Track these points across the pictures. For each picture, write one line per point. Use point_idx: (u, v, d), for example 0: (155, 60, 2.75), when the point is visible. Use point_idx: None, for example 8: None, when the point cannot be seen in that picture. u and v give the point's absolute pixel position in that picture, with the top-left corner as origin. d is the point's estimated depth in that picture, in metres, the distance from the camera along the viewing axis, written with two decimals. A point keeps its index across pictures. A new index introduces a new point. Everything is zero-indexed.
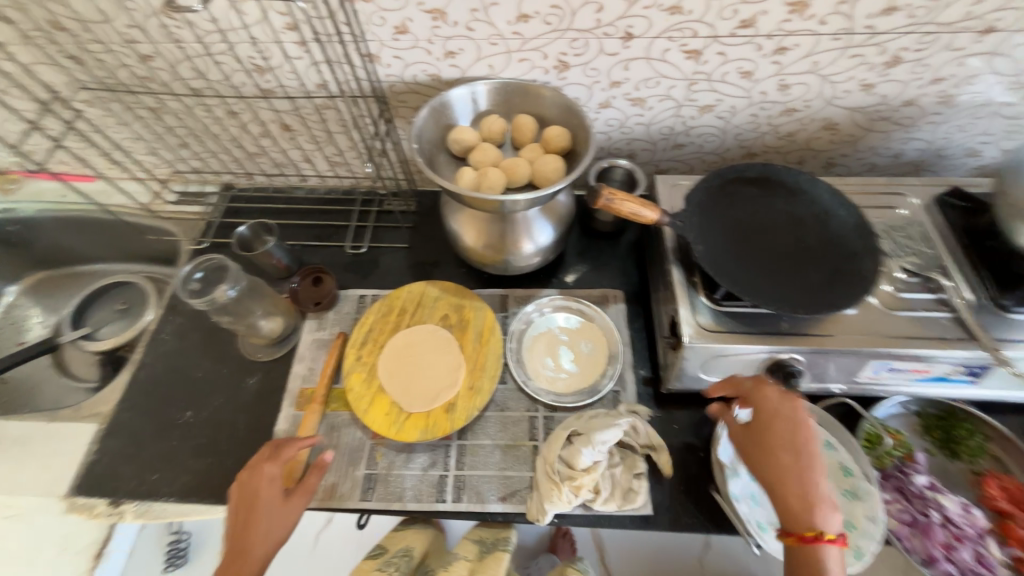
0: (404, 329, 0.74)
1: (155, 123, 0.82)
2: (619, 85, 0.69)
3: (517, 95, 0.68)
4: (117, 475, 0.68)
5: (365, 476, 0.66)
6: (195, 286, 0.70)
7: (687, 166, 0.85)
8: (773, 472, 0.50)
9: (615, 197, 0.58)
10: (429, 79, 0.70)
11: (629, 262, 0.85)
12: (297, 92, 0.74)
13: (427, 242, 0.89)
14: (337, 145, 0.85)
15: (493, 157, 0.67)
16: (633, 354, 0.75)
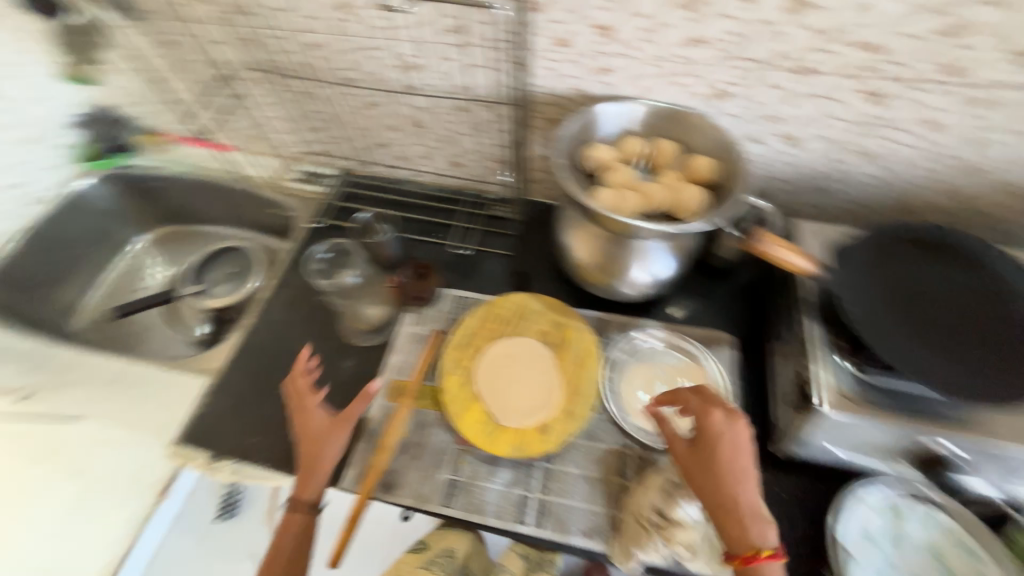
0: (503, 338, 0.72)
1: (302, 105, 0.88)
2: (775, 119, 0.66)
3: (664, 120, 0.67)
4: (220, 430, 0.72)
5: (447, 481, 0.65)
6: (321, 266, 0.86)
7: (824, 214, 0.78)
8: (710, 496, 0.50)
9: (768, 239, 0.55)
10: (573, 93, 0.70)
11: (743, 304, 0.78)
12: (441, 91, 0.76)
13: (530, 252, 0.87)
14: (460, 146, 0.86)
15: (629, 178, 0.64)
16: (740, 406, 0.68)
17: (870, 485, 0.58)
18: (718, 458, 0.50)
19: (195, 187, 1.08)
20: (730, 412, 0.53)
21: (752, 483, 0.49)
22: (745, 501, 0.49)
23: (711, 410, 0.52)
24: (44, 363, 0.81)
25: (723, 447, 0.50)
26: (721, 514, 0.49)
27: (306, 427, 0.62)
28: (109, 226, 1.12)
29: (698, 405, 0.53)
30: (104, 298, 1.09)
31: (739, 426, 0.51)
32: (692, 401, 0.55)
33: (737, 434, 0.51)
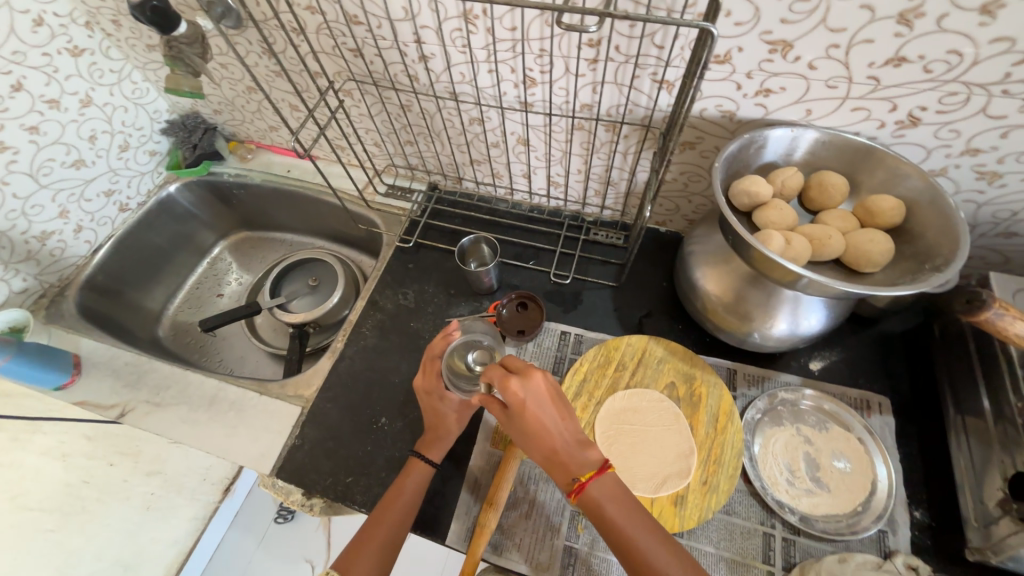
0: (623, 388, 0.65)
1: (396, 117, 0.82)
2: (975, 154, 0.55)
3: (833, 150, 0.57)
4: (315, 468, 0.68)
5: (565, 548, 0.59)
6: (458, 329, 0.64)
7: (1000, 258, 0.67)
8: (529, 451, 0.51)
9: (1008, 313, 0.43)
10: (719, 115, 0.61)
11: (894, 360, 0.68)
12: (559, 108, 0.68)
13: (637, 285, 0.80)
14: (567, 166, 0.79)
15: (791, 219, 0.56)
16: (904, 487, 0.59)
17: None
18: (526, 421, 0.50)
19: (278, 197, 1.06)
20: (528, 370, 0.51)
21: (557, 431, 0.49)
22: (560, 448, 0.49)
23: (504, 377, 0.50)
24: (135, 381, 0.78)
25: (518, 404, 0.50)
26: (547, 463, 0.50)
27: (434, 409, 0.63)
28: (192, 230, 1.11)
29: (495, 375, 0.51)
30: (184, 305, 1.09)
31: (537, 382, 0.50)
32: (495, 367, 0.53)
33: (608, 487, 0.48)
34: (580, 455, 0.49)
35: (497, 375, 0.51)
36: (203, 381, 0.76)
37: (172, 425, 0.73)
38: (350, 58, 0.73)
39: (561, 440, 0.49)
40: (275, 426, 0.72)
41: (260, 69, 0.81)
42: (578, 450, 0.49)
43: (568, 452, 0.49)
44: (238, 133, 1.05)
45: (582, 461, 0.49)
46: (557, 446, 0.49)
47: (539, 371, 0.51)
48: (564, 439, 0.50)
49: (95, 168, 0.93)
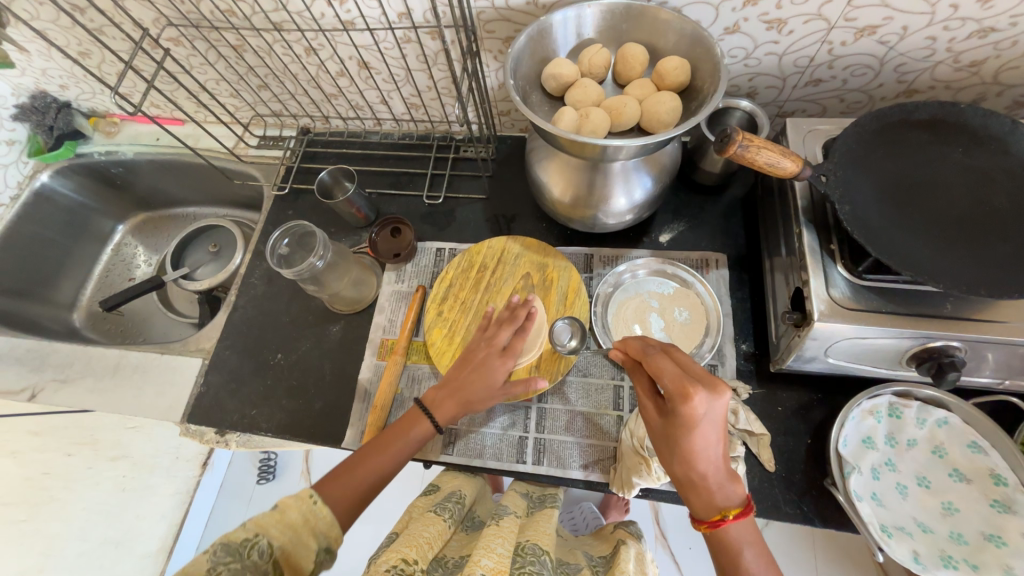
0: (486, 287, 0.70)
1: (236, 62, 0.80)
2: (756, 2, 0.57)
3: (627, 21, 0.58)
4: (222, 408, 0.74)
5: (446, 431, 0.66)
6: (293, 252, 0.71)
7: (819, 108, 0.72)
8: (670, 460, 0.47)
9: (751, 144, 0.47)
10: (524, 3, 0.62)
11: (733, 221, 0.74)
12: (378, 22, 0.68)
13: (506, 193, 0.83)
14: (415, 85, 0.79)
15: (594, 95, 0.58)
16: (734, 326, 0.67)
17: (877, 394, 0.57)
18: (690, 437, 0.44)
19: (156, 168, 1.04)
20: (713, 385, 0.45)
21: (715, 451, 0.45)
22: (708, 475, 0.46)
23: (693, 393, 0.44)
24: (41, 363, 0.82)
25: (694, 422, 0.44)
26: (684, 485, 0.47)
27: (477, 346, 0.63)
28: (85, 219, 1.09)
29: (674, 375, 0.46)
30: (96, 293, 1.09)
31: (723, 404, 0.44)
32: (674, 365, 0.47)
33: (738, 533, 0.46)
34: (726, 480, 0.46)
35: (665, 376, 0.47)
36: (105, 353, 0.80)
37: (83, 397, 0.78)
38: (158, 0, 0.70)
39: (704, 476, 0.46)
40: (180, 380, 0.77)
41: (80, 31, 0.79)
42: (727, 480, 0.46)
43: (716, 479, 0.46)
44: (95, 107, 1.02)
45: (727, 493, 0.46)
46: (710, 468, 0.45)
47: (728, 393, 0.44)
48: (720, 466, 0.46)
49: None
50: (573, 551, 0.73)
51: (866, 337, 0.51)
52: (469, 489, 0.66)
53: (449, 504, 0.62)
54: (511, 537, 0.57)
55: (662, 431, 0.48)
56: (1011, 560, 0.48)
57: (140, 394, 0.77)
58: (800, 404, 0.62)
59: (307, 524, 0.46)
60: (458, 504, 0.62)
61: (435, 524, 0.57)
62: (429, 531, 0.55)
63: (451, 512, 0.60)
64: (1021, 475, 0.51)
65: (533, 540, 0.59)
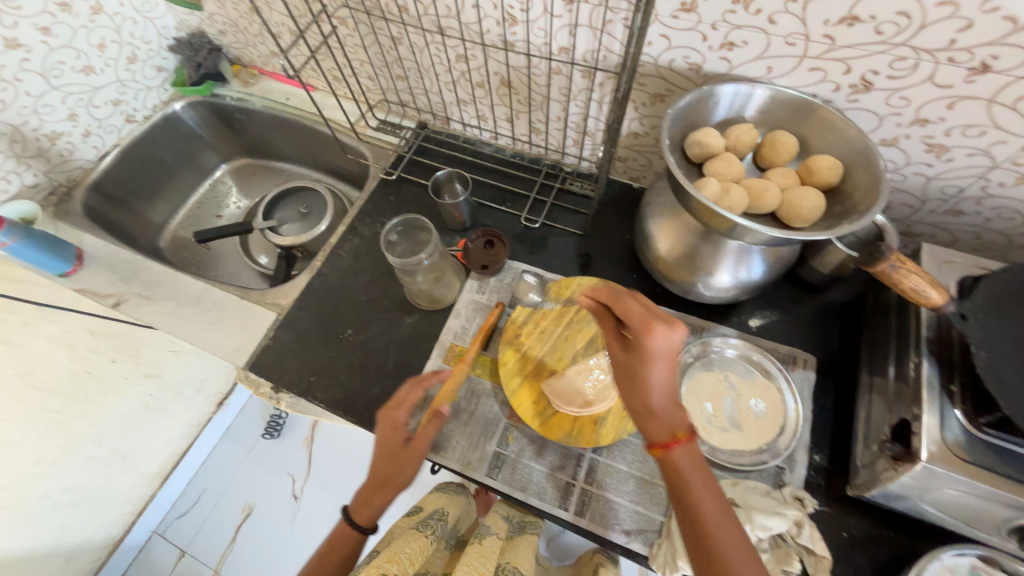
0: (567, 322, 0.70)
1: (388, 50, 0.84)
2: (924, 124, 0.56)
3: (788, 109, 0.59)
4: (283, 366, 0.75)
5: (494, 453, 0.66)
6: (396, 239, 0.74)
7: (948, 237, 0.70)
8: (627, 389, 0.49)
9: (902, 265, 0.47)
10: (687, 67, 0.63)
11: (829, 325, 0.72)
12: (537, 50, 0.70)
13: (602, 235, 0.83)
14: (546, 112, 0.81)
15: (737, 172, 0.58)
16: (811, 434, 0.65)
17: (962, 552, 0.53)
18: (646, 369, 0.47)
19: (276, 124, 1.10)
20: (667, 321, 0.46)
21: (663, 378, 0.47)
22: (663, 402, 0.47)
23: (652, 326, 0.46)
24: (130, 276, 0.86)
25: (649, 355, 0.46)
26: (637, 413, 0.49)
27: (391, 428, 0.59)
28: (196, 151, 1.16)
29: (641, 314, 0.47)
30: (184, 221, 1.15)
31: (679, 337, 0.45)
32: (639, 304, 0.48)
33: (688, 467, 0.46)
34: (673, 412, 0.47)
35: (635, 315, 0.47)
36: (189, 282, 0.84)
37: (159, 317, 0.81)
38: None
39: (656, 399, 0.47)
40: (251, 328, 0.79)
41: None
42: (672, 406, 0.47)
43: (663, 405, 0.47)
44: (241, 57, 1.09)
45: (674, 418, 0.47)
46: (661, 397, 0.47)
47: (683, 327, 0.46)
48: (670, 394, 0.47)
49: (103, 76, 0.97)
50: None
51: (971, 492, 0.48)
52: (451, 508, 0.68)
53: (432, 520, 0.62)
54: (492, 558, 0.56)
55: (624, 366, 0.49)
56: None
57: (209, 331, 0.80)
58: (866, 536, 0.59)
59: None
60: (439, 521, 0.62)
61: (417, 539, 0.56)
62: (411, 545, 0.54)
63: (432, 528, 0.60)
64: None
65: (513, 562, 0.59)
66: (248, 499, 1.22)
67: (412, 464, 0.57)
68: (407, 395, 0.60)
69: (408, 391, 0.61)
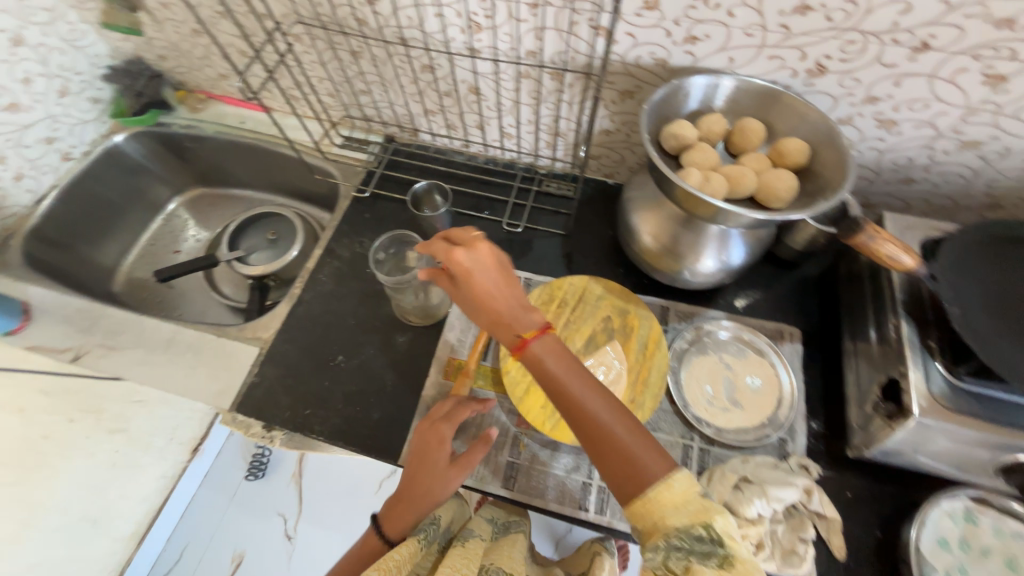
0: (565, 323, 0.70)
1: (349, 65, 0.82)
2: (875, 101, 0.61)
3: (754, 97, 0.61)
4: (273, 402, 0.71)
5: (507, 464, 0.65)
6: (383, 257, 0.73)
7: (903, 204, 0.75)
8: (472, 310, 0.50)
9: (879, 235, 0.50)
10: (654, 63, 0.65)
11: (809, 298, 0.76)
12: (504, 55, 0.71)
13: (585, 233, 0.84)
14: (517, 116, 0.81)
15: (714, 161, 0.60)
16: (806, 402, 0.68)
17: (955, 496, 0.57)
18: (466, 283, 0.49)
19: (232, 150, 1.05)
20: (474, 242, 0.50)
21: (491, 289, 0.49)
22: (501, 311, 0.49)
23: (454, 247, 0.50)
24: (88, 325, 0.79)
25: (464, 270, 0.49)
26: (493, 329, 0.49)
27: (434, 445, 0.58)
28: (145, 185, 1.08)
29: (443, 245, 0.50)
30: (139, 260, 1.08)
31: (484, 253, 0.50)
32: (448, 237, 0.52)
33: (557, 375, 0.46)
34: (520, 317, 0.48)
35: (440, 246, 0.51)
36: (156, 325, 0.78)
37: (128, 367, 0.75)
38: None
39: (497, 307, 0.49)
40: (232, 366, 0.75)
41: (204, 11, 0.81)
42: (520, 311, 0.48)
43: (507, 316, 0.48)
44: (185, 81, 1.03)
45: (523, 322, 0.48)
46: (496, 307, 0.49)
47: (486, 244, 0.50)
48: (507, 304, 0.49)
49: (32, 112, 0.89)
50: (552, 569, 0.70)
51: (959, 438, 0.52)
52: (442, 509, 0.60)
53: (424, 524, 0.56)
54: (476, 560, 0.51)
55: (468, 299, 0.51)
56: None
57: (186, 375, 0.74)
58: (869, 494, 0.62)
59: None
60: (431, 525, 0.56)
61: (407, 545, 0.52)
62: (398, 555, 0.50)
63: (426, 534, 0.55)
64: None
65: (498, 563, 0.53)
66: (237, 548, 1.12)
67: (451, 483, 0.56)
68: (458, 413, 0.60)
69: (457, 409, 0.60)
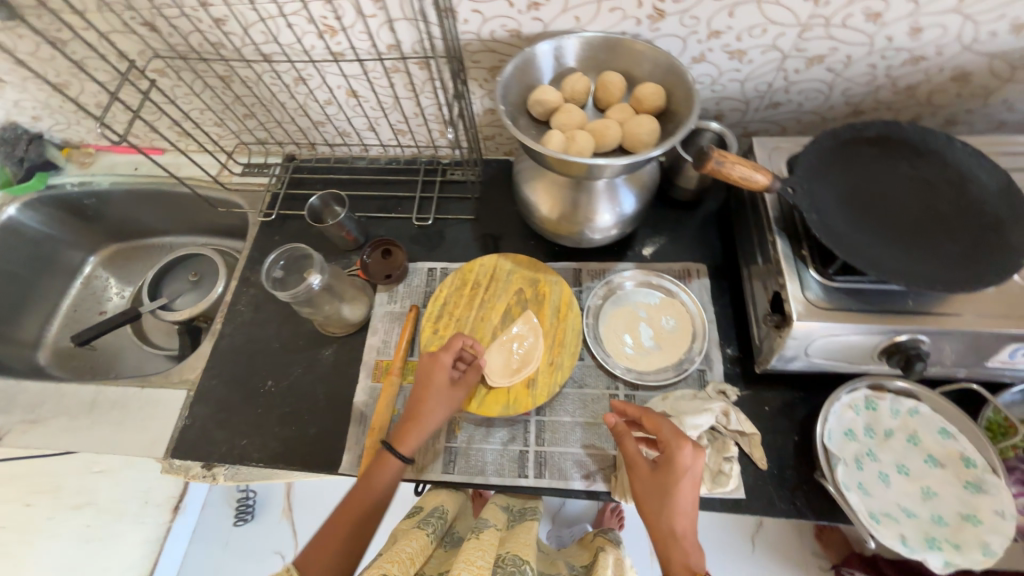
0: (479, 303, 0.72)
1: (223, 92, 0.81)
2: (718, 35, 0.63)
3: (606, 50, 0.63)
4: (208, 440, 0.71)
5: (445, 449, 0.66)
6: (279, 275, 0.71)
7: (779, 127, 0.79)
8: (666, 514, 0.51)
9: (725, 159, 0.52)
10: (508, 35, 0.66)
11: (711, 233, 0.79)
12: (367, 53, 0.70)
13: (494, 213, 0.86)
14: (402, 112, 0.82)
15: (579, 119, 0.62)
16: (719, 331, 0.71)
17: (854, 387, 0.61)
18: (678, 485, 0.52)
19: (134, 199, 1.02)
20: (683, 442, 0.54)
21: (690, 497, 0.52)
22: (688, 532, 0.51)
23: (684, 439, 0.53)
24: (7, 404, 0.77)
25: (682, 471, 0.52)
26: (658, 540, 0.52)
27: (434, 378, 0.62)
28: (53, 252, 1.05)
29: (671, 429, 0.54)
30: (64, 329, 1.04)
31: (701, 460, 0.53)
32: (658, 419, 0.56)
33: (687, 545, 0.51)
34: (693, 546, 0.51)
35: (666, 427, 0.55)
36: (77, 389, 0.76)
37: (55, 437, 0.73)
38: (146, 33, 0.70)
39: (677, 526, 0.51)
40: (163, 413, 0.74)
41: (60, 63, 0.78)
42: (696, 546, 0.51)
43: (688, 537, 0.51)
44: (69, 138, 1.00)
45: (697, 556, 0.51)
46: (685, 523, 0.51)
47: (705, 451, 0.54)
48: (691, 532, 0.52)
49: None
50: (556, 562, 0.72)
51: (840, 334, 0.55)
52: (453, 503, 0.64)
53: (432, 518, 0.60)
54: (491, 548, 0.54)
55: (652, 482, 0.53)
56: (988, 537, 0.51)
57: (118, 432, 0.73)
58: (784, 403, 0.65)
59: None
60: (440, 518, 0.60)
61: (417, 538, 0.55)
62: (411, 546, 0.53)
63: (434, 526, 0.58)
64: (986, 456, 0.56)
65: (513, 550, 0.57)
66: None
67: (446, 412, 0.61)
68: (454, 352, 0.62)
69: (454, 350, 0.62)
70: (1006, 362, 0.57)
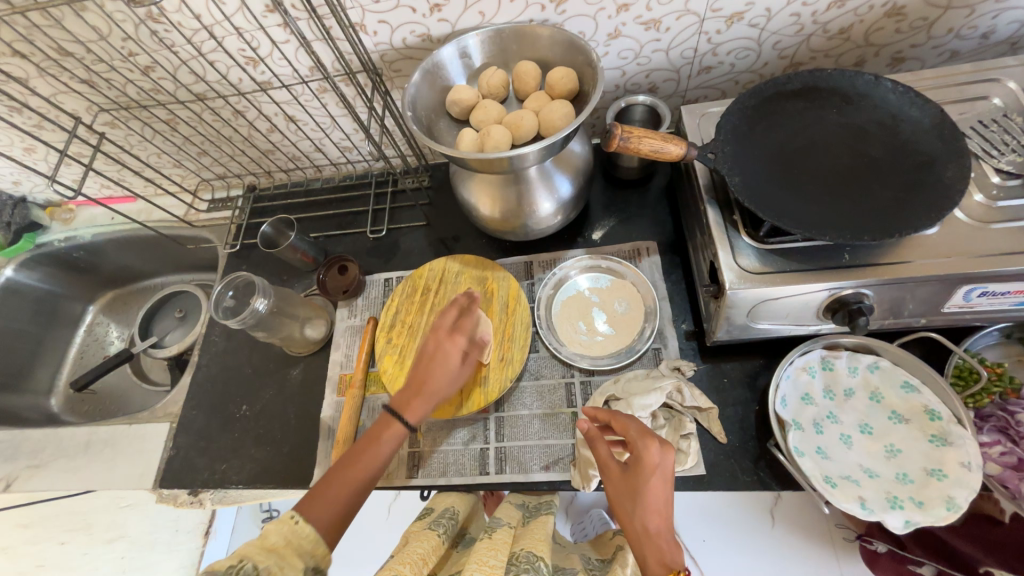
0: (430, 307, 0.73)
1: (172, 135, 0.84)
2: (626, 8, 0.62)
3: (515, 41, 0.63)
4: (192, 468, 0.74)
5: (410, 454, 0.67)
6: (229, 304, 0.74)
7: (718, 91, 0.76)
8: (637, 513, 0.45)
9: (631, 134, 0.51)
10: (419, 40, 0.66)
11: (661, 209, 0.78)
12: (291, 78, 0.72)
13: (445, 217, 0.86)
14: (342, 130, 0.83)
15: (496, 114, 0.62)
16: (672, 307, 0.70)
17: (808, 350, 0.59)
18: (646, 483, 0.46)
19: (116, 246, 1.08)
20: (650, 436, 0.48)
21: (664, 495, 0.46)
22: (665, 531, 0.45)
23: (649, 436, 0.48)
24: (13, 453, 0.82)
25: (650, 468, 0.46)
26: (634, 544, 0.45)
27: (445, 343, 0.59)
28: (54, 306, 1.11)
29: (637, 426, 0.49)
30: (71, 376, 1.11)
31: (671, 456, 0.47)
32: (624, 418, 0.52)
33: (665, 545, 0.44)
34: (673, 546, 0.44)
35: (631, 425, 0.50)
36: (74, 432, 0.81)
37: (58, 479, 0.78)
38: (86, 90, 0.74)
39: (651, 524, 0.45)
40: (151, 447, 0.78)
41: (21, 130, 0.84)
42: (675, 545, 0.44)
43: (665, 539, 0.44)
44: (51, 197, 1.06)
45: (675, 556, 0.43)
46: (659, 522, 0.45)
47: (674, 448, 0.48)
48: (668, 531, 0.45)
49: None
50: (569, 554, 0.65)
51: (778, 297, 0.53)
52: (463, 505, 0.62)
53: (443, 520, 0.57)
54: (504, 547, 0.50)
55: (621, 481, 0.48)
56: (953, 492, 0.48)
57: (113, 468, 0.78)
58: (743, 374, 0.64)
59: (292, 544, 0.43)
60: (451, 520, 0.58)
61: (428, 539, 0.52)
62: (423, 547, 0.51)
63: (445, 527, 0.56)
64: (952, 407, 0.53)
65: (529, 547, 0.52)
66: None
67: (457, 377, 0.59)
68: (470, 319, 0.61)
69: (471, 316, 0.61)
70: (964, 306, 0.54)
